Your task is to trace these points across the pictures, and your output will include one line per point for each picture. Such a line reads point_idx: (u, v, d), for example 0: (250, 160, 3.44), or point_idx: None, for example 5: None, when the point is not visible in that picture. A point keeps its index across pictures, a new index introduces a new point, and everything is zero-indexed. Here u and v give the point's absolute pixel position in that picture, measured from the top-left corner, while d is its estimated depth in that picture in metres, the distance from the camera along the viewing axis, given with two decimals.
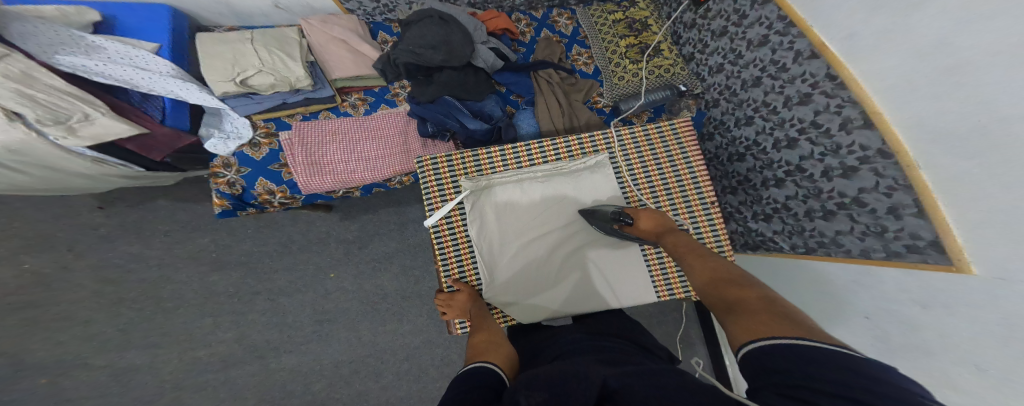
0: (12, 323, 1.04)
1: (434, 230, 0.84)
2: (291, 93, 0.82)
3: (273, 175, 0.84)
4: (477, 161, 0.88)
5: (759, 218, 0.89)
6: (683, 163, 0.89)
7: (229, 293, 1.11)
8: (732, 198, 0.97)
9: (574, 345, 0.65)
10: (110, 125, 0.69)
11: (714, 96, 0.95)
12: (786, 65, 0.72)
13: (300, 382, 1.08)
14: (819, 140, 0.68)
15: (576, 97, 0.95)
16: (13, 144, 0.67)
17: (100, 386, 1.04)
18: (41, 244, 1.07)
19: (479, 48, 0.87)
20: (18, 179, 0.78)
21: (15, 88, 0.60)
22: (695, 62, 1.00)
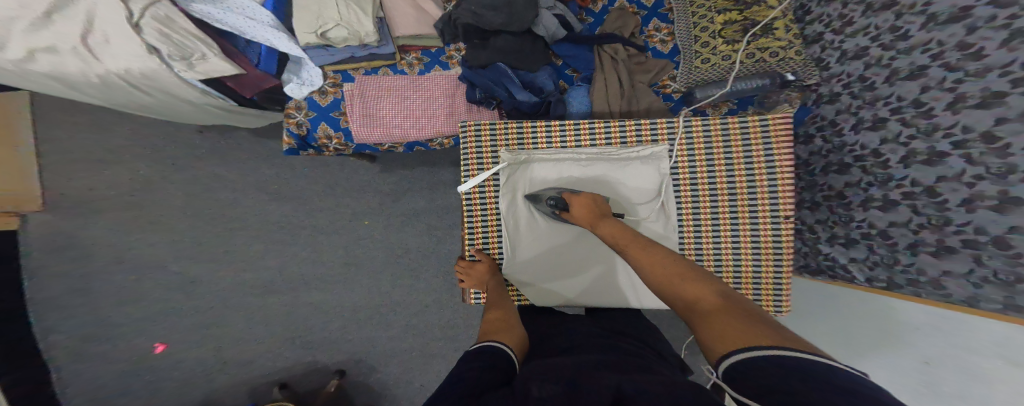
0: (124, 218, 1.28)
1: (466, 196, 0.86)
2: (359, 47, 0.88)
3: (333, 121, 0.94)
4: (521, 133, 0.86)
5: (835, 242, 0.78)
6: (765, 167, 0.78)
7: (280, 223, 1.25)
8: (807, 214, 0.87)
9: (589, 339, 0.65)
10: (218, 65, 0.83)
11: (838, 88, 0.77)
12: (984, 52, 0.51)
13: (321, 317, 1.23)
14: (980, 159, 0.52)
15: (641, 78, 0.89)
16: (146, 72, 0.80)
17: (168, 290, 1.28)
18: (151, 156, 1.28)
19: (542, 13, 0.83)
20: (145, 99, 0.93)
21: (157, 27, 0.73)
22: (820, 46, 0.82)
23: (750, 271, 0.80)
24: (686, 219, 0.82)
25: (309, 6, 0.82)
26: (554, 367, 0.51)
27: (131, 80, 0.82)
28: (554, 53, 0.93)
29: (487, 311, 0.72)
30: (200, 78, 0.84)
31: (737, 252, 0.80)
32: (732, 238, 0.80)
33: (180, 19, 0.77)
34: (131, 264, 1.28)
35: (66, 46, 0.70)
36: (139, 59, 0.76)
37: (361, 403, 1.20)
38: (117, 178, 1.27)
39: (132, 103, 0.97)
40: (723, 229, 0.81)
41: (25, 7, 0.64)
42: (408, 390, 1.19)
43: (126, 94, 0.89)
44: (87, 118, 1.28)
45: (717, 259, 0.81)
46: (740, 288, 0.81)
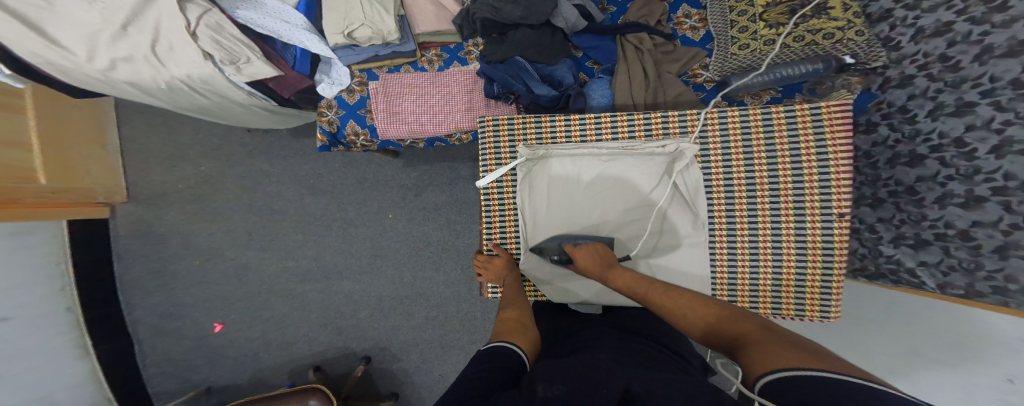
0: (189, 209, 1.43)
1: (484, 191, 0.83)
2: (382, 46, 0.90)
3: (360, 118, 0.99)
4: (540, 127, 0.81)
5: (901, 243, 0.67)
6: (816, 161, 0.67)
7: (315, 215, 1.33)
8: (868, 212, 0.75)
9: (604, 341, 0.62)
10: (261, 68, 0.87)
11: (911, 70, 0.67)
12: None
13: (351, 304, 1.30)
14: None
15: (668, 67, 0.83)
16: (203, 76, 0.88)
17: (224, 275, 1.42)
18: (211, 153, 1.41)
19: (562, 4, 0.80)
20: (204, 102, 1.02)
21: (210, 35, 0.79)
22: (886, 24, 0.73)
23: (791, 279, 0.70)
24: (718, 220, 0.74)
25: (337, 8, 0.85)
26: (565, 365, 0.50)
27: (192, 85, 0.91)
28: (575, 45, 0.90)
29: (501, 311, 0.71)
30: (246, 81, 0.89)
31: (777, 258, 0.70)
32: (772, 242, 0.71)
33: (229, 27, 0.82)
34: (195, 250, 1.43)
35: (140, 54, 0.79)
36: (197, 64, 0.84)
37: (386, 389, 1.25)
38: (183, 174, 1.43)
39: (193, 105, 1.07)
40: (761, 231, 0.71)
41: (108, 22, 0.73)
42: (428, 379, 1.23)
43: (188, 97, 0.99)
44: (160, 119, 1.44)
45: (753, 265, 0.72)
46: (778, 299, 0.71)
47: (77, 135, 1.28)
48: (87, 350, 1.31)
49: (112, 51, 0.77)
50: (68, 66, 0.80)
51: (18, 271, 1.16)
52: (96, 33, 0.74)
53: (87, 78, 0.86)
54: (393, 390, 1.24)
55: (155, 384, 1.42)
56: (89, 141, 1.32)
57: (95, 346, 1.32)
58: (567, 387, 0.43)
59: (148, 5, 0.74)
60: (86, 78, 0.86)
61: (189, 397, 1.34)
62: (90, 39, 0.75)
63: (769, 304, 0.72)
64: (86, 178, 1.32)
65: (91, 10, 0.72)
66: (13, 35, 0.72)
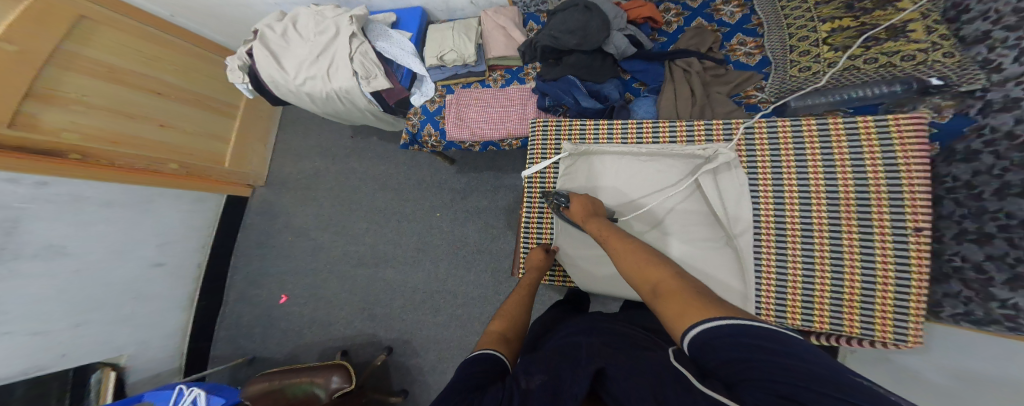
0: (293, 193, 1.78)
1: (528, 180, 0.96)
2: (461, 67, 1.15)
3: (435, 122, 1.20)
4: (583, 131, 0.92)
5: (1019, 286, 0.54)
6: (884, 176, 0.62)
7: (381, 209, 1.54)
8: (973, 249, 0.61)
9: (619, 325, 0.61)
10: (381, 83, 1.18)
11: (1020, 92, 0.57)
12: None
13: (389, 291, 1.41)
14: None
15: (718, 88, 0.88)
16: (347, 89, 1.21)
17: (303, 249, 1.68)
18: (322, 152, 1.78)
19: (614, 34, 0.93)
20: (342, 109, 1.35)
21: (360, 57, 1.16)
22: (986, 45, 0.65)
23: (855, 297, 0.63)
24: (765, 225, 0.71)
25: (435, 40, 1.15)
26: (561, 356, 0.50)
27: (341, 97, 1.24)
28: (623, 70, 1.00)
29: (491, 324, 0.67)
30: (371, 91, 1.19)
31: (837, 275, 0.65)
32: (831, 254, 0.66)
33: (371, 53, 1.18)
34: (289, 227, 1.74)
35: (320, 73, 1.20)
36: (347, 80, 1.18)
37: (398, 385, 1.27)
38: (297, 165, 1.81)
39: (335, 114, 1.42)
40: (819, 244, 0.67)
41: (312, 53, 1.20)
42: (438, 381, 1.22)
43: (334, 105, 1.32)
44: (295, 123, 1.90)
45: (807, 279, 0.67)
46: (839, 315, 0.64)
47: (252, 134, 1.78)
48: (191, 304, 1.62)
49: (306, 70, 1.21)
50: (280, 82, 1.25)
51: (178, 230, 1.56)
52: (304, 60, 1.21)
53: (287, 93, 1.30)
54: (405, 387, 1.25)
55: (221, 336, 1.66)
56: (258, 140, 1.81)
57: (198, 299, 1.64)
58: (544, 373, 0.45)
59: (333, 42, 1.20)
60: (286, 92, 1.29)
61: (237, 362, 1.52)
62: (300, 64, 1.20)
63: (826, 321, 0.65)
64: (249, 167, 1.77)
65: (308, 48, 1.22)
66: (263, 64, 1.22)
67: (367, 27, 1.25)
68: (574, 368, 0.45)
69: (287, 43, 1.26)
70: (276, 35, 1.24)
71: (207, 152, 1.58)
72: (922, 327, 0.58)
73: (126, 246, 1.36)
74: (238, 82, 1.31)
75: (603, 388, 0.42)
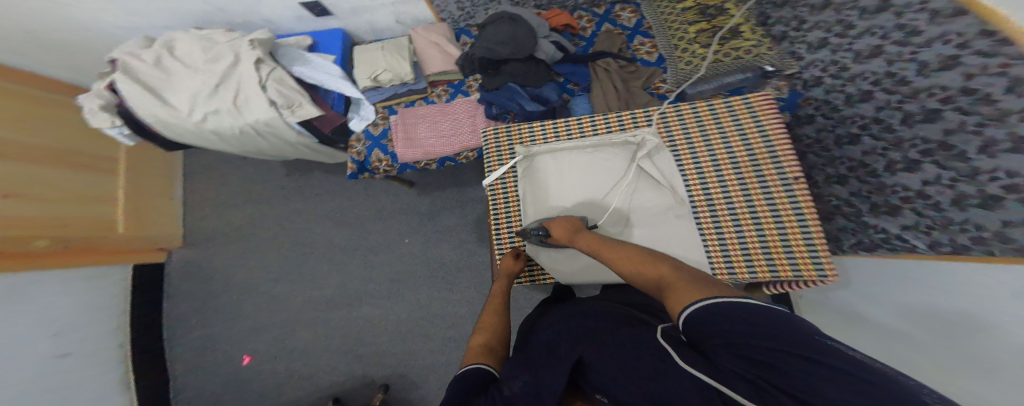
0: (230, 247, 1.57)
1: (490, 188, 0.91)
2: (400, 86, 1.10)
3: (383, 146, 1.11)
4: (532, 134, 0.92)
5: (878, 212, 0.70)
6: (760, 139, 0.77)
7: (341, 245, 1.43)
8: (839, 189, 0.78)
9: (599, 307, 0.64)
10: (309, 110, 1.07)
11: (817, 73, 0.79)
12: (918, 32, 0.56)
13: (370, 329, 1.34)
14: (974, 109, 0.50)
15: (635, 83, 0.95)
16: (267, 122, 1.08)
17: (258, 305, 1.51)
18: (254, 197, 1.59)
19: (541, 42, 0.95)
20: (264, 144, 1.19)
21: (276, 87, 1.04)
22: (789, 41, 0.86)
23: (779, 249, 0.71)
24: (695, 194, 0.78)
25: (364, 61, 1.11)
26: (540, 350, 0.55)
27: (259, 131, 1.11)
28: (556, 74, 1.02)
29: (473, 335, 0.70)
30: (298, 122, 1.08)
31: (759, 230, 0.73)
32: (750, 215, 0.74)
33: (288, 79, 1.06)
34: (234, 285, 1.54)
35: (225, 106, 1.04)
36: (263, 112, 1.05)
37: None
38: (226, 216, 1.60)
39: (254, 149, 1.24)
40: (740, 209, 0.75)
41: (206, 84, 1.04)
42: None
43: (252, 142, 1.18)
44: (215, 169, 1.67)
45: (739, 236, 0.74)
46: (774, 266, 0.71)
47: (149, 188, 1.54)
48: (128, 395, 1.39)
49: (205, 105, 1.04)
50: (171, 121, 1.07)
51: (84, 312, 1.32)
52: (197, 93, 1.04)
53: (183, 132, 1.12)
54: None
55: None
56: (159, 195, 1.56)
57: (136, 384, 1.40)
58: (529, 371, 0.49)
59: (233, 71, 1.05)
60: (183, 133, 1.13)
61: None
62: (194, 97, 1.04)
63: (766, 270, 0.71)
64: (155, 226, 1.52)
65: (200, 79, 1.05)
66: (141, 102, 1.03)
67: (276, 52, 1.12)
68: (556, 363, 0.50)
69: (169, 76, 1.07)
70: (149, 66, 1.05)
71: (88, 216, 1.33)
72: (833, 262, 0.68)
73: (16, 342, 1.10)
74: (107, 127, 1.08)
75: (584, 373, 0.49)
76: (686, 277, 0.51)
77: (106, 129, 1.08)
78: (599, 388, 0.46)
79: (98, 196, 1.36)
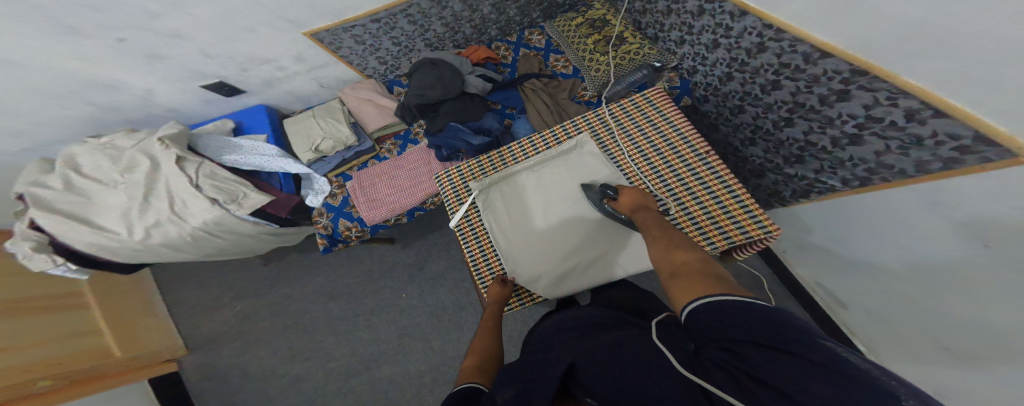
0: (233, 345, 1.52)
1: (457, 231, 0.87)
2: (346, 150, 1.05)
3: (348, 214, 1.06)
4: (483, 167, 0.90)
5: (793, 163, 0.87)
6: (669, 126, 0.82)
7: (340, 316, 1.42)
8: (756, 151, 0.96)
9: (563, 316, 0.61)
10: (258, 198, 1.05)
11: (689, 63, 1.03)
12: (730, 26, 0.84)
13: (396, 389, 1.29)
14: (796, 76, 0.74)
15: (562, 95, 0.97)
16: (213, 220, 1.02)
17: (271, 393, 1.42)
18: (241, 292, 1.57)
19: (468, 78, 0.95)
20: (216, 244, 1.10)
21: (210, 183, 1.01)
22: (662, 41, 1.10)
23: (723, 217, 0.71)
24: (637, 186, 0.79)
25: (300, 134, 1.07)
26: (529, 360, 0.50)
27: (208, 230, 1.05)
28: (492, 102, 1.03)
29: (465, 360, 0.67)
30: (249, 212, 1.05)
31: (701, 206, 0.73)
32: (686, 192, 0.75)
33: (221, 171, 1.04)
34: (258, 374, 1.46)
35: (164, 215, 1.00)
36: (206, 210, 1.00)
37: None
38: (217, 318, 1.56)
39: (211, 251, 1.15)
40: (675, 188, 0.76)
41: (135, 197, 0.99)
42: None
43: (209, 244, 1.09)
44: (192, 276, 1.65)
45: (688, 217, 0.73)
46: (726, 234, 0.69)
47: (129, 312, 1.48)
48: None
49: (143, 220, 0.99)
50: (114, 246, 1.00)
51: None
52: (128, 210, 0.99)
53: (129, 254, 1.04)
54: None
55: None
56: (143, 315, 1.51)
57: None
58: (515, 382, 0.46)
59: (157, 174, 1.02)
60: (130, 253, 1.04)
61: None
62: (126, 215, 0.98)
63: (722, 242, 0.69)
64: (151, 342, 1.46)
65: (125, 194, 1.00)
66: (74, 235, 0.96)
67: (196, 143, 1.08)
68: (545, 371, 0.44)
69: (89, 198, 1.00)
70: (63, 193, 0.97)
71: (82, 347, 1.28)
72: (773, 219, 0.68)
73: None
74: (49, 268, 1.00)
75: (576, 381, 0.42)
76: (705, 272, 0.50)
77: (50, 270, 1.00)
78: (590, 391, 0.40)
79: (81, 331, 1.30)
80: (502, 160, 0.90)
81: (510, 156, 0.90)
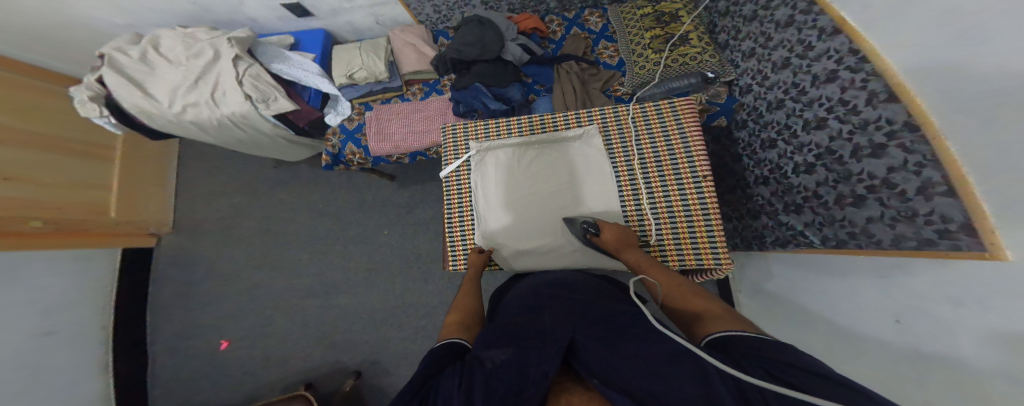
0: (217, 236, 1.60)
1: (445, 180, 0.98)
2: (375, 84, 1.16)
3: (357, 140, 1.17)
4: (487, 130, 0.98)
5: (788, 210, 0.85)
6: (680, 139, 0.86)
7: (323, 234, 1.50)
8: (763, 190, 0.92)
9: (538, 288, 0.72)
10: (284, 104, 1.13)
11: (747, 81, 0.93)
12: (812, 44, 0.73)
13: (348, 317, 1.40)
14: (847, 118, 0.68)
15: (594, 85, 1.03)
16: (242, 114, 1.13)
17: (235, 293, 1.53)
18: (243, 185, 1.64)
19: (508, 45, 1.06)
20: (241, 135, 1.24)
21: (251, 78, 1.11)
22: (730, 49, 0.99)
23: (687, 236, 0.82)
24: (625, 190, 0.87)
25: (343, 58, 1.17)
26: (519, 328, 0.55)
27: (234, 122, 1.17)
28: (524, 74, 1.12)
29: (447, 317, 0.71)
30: (273, 114, 1.14)
31: (673, 222, 0.83)
32: (666, 207, 0.84)
33: (264, 75, 1.13)
34: (217, 273, 1.56)
35: (202, 99, 1.10)
36: (239, 105, 1.11)
37: None
38: (210, 206, 1.64)
39: (234, 140, 1.29)
40: (657, 198, 0.85)
41: (186, 78, 1.10)
42: None
43: (230, 133, 1.23)
44: (202, 158, 1.72)
45: (657, 227, 0.84)
46: (682, 258, 0.81)
47: (144, 177, 1.59)
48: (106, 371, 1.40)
49: (183, 97, 1.10)
50: (153, 113, 1.13)
51: (67, 295, 1.33)
52: (177, 87, 1.10)
53: (164, 123, 1.17)
54: None
55: None
56: (153, 183, 1.61)
57: (115, 359, 1.42)
58: (513, 349, 0.50)
59: (213, 65, 1.12)
60: (165, 123, 1.17)
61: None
62: (173, 92, 1.10)
63: (675, 255, 0.82)
64: (145, 212, 1.57)
65: (180, 73, 1.12)
66: (124, 94, 1.08)
67: (256, 49, 1.18)
68: (544, 344, 0.50)
69: (151, 70, 1.13)
70: (134, 61, 1.12)
71: (82, 200, 1.39)
72: (730, 254, 0.79)
73: (1, 317, 1.12)
74: (95, 117, 1.12)
75: (575, 353, 0.50)
76: (727, 312, 0.55)
77: (93, 119, 1.13)
78: (597, 374, 0.45)
79: (93, 183, 1.42)
80: (507, 128, 0.98)
81: (516, 127, 0.98)
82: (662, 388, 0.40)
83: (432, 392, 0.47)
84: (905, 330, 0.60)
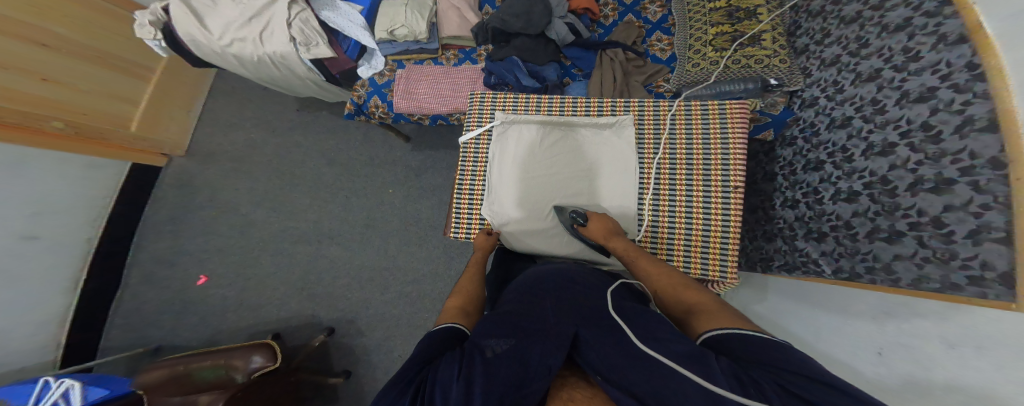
0: (226, 167, 1.62)
1: (463, 146, 0.98)
2: (413, 43, 1.18)
3: (382, 94, 1.20)
4: (515, 104, 0.98)
5: (809, 237, 0.82)
6: (719, 143, 0.84)
7: (328, 183, 1.51)
8: (789, 212, 0.88)
9: (544, 272, 0.71)
10: (322, 51, 1.14)
11: (816, 93, 0.86)
12: (920, 53, 0.62)
13: (333, 269, 1.40)
14: (920, 146, 0.60)
15: (636, 77, 1.05)
16: (283, 55, 1.16)
17: (230, 226, 1.53)
18: (263, 122, 1.66)
19: (555, 22, 1.06)
20: (275, 74, 1.26)
21: (301, 23, 1.12)
22: (806, 56, 0.91)
23: (699, 240, 0.82)
24: (647, 185, 0.87)
25: (387, 14, 1.17)
26: (521, 317, 0.54)
27: (275, 61, 1.19)
28: (564, 55, 1.14)
29: (448, 300, 0.67)
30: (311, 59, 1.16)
31: (689, 222, 0.83)
32: (685, 211, 0.83)
33: (313, 20, 1.14)
34: (216, 204, 1.57)
35: (251, 36, 1.12)
36: (285, 47, 1.13)
37: (339, 366, 1.29)
38: (228, 136, 1.66)
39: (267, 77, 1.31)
40: (678, 197, 0.84)
41: (242, 15, 1.11)
42: (383, 359, 1.28)
43: (267, 70, 1.24)
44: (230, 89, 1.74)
45: (670, 224, 0.84)
46: (688, 259, 0.82)
47: (173, 100, 1.61)
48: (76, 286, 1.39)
49: (234, 32, 1.12)
50: (202, 42, 1.15)
51: (63, 201, 1.34)
52: (231, 22, 1.12)
53: (210, 53, 1.20)
54: (347, 368, 1.28)
55: (111, 336, 1.45)
56: (179, 107, 1.63)
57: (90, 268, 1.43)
58: (513, 337, 0.48)
59: (270, 6, 1.12)
60: (210, 53, 1.19)
61: (134, 353, 1.35)
62: (226, 26, 1.12)
63: (681, 255, 0.83)
64: (164, 132, 1.58)
65: (236, 9, 1.12)
66: (182, 21, 1.11)
67: None
68: (549, 335, 0.48)
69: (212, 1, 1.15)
70: None
71: (109, 109, 1.40)
72: (737, 269, 0.80)
73: None
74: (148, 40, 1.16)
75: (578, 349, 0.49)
76: (718, 307, 0.51)
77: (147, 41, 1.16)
78: (597, 369, 0.44)
79: (119, 95, 1.43)
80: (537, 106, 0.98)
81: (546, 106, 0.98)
82: (664, 386, 0.38)
83: (430, 375, 0.44)
84: (885, 363, 0.59)
